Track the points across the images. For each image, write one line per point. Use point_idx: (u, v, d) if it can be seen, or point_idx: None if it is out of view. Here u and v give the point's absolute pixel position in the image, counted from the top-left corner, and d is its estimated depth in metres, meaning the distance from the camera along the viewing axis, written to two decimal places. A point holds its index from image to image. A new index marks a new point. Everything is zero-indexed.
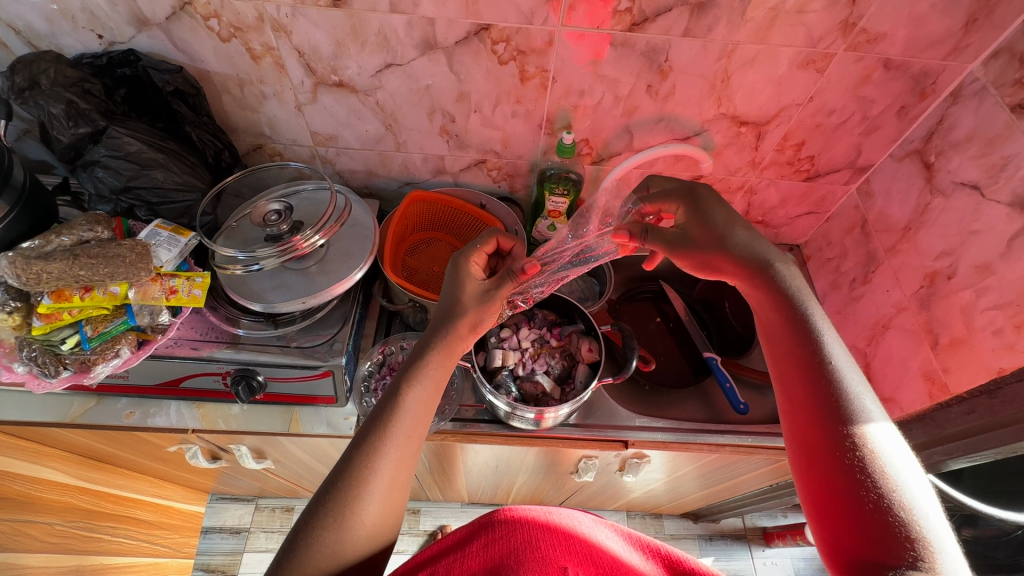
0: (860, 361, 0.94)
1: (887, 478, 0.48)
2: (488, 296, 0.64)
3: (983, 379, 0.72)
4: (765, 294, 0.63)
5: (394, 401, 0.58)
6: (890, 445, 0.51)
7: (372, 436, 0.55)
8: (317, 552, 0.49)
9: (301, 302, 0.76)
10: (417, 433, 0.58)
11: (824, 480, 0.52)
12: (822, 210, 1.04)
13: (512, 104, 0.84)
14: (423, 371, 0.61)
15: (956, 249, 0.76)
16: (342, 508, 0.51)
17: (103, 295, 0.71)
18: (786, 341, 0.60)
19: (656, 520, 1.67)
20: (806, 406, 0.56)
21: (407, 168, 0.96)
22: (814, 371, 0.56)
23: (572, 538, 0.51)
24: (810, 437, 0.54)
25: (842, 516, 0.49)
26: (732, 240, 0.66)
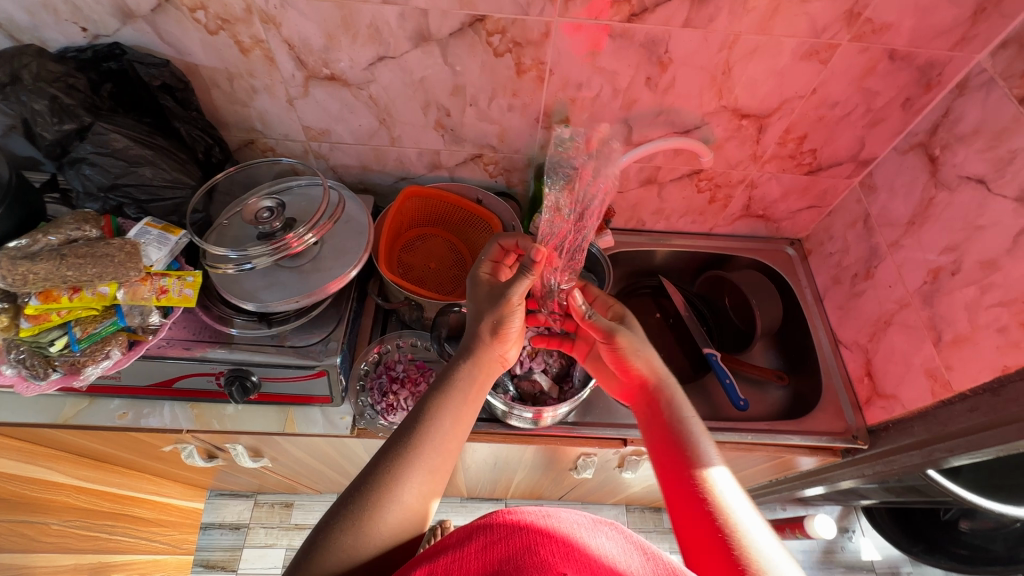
0: (861, 357, 0.93)
1: (729, 516, 0.52)
2: (506, 293, 0.65)
3: (986, 377, 0.71)
4: (648, 393, 0.66)
5: (428, 408, 0.58)
6: (746, 517, 0.52)
7: (403, 440, 0.55)
8: (336, 553, 0.48)
9: (295, 302, 0.75)
10: (454, 442, 0.58)
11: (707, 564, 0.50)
12: (824, 204, 1.02)
13: (508, 97, 0.82)
14: (455, 382, 0.61)
15: (961, 245, 0.75)
16: (365, 512, 0.50)
17: (92, 296, 0.69)
18: (663, 432, 0.62)
19: (655, 514, 1.67)
20: (687, 488, 0.55)
21: (402, 163, 0.95)
22: (667, 425, 0.62)
23: (572, 544, 0.48)
24: (688, 519, 0.54)
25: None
26: (642, 344, 0.70)
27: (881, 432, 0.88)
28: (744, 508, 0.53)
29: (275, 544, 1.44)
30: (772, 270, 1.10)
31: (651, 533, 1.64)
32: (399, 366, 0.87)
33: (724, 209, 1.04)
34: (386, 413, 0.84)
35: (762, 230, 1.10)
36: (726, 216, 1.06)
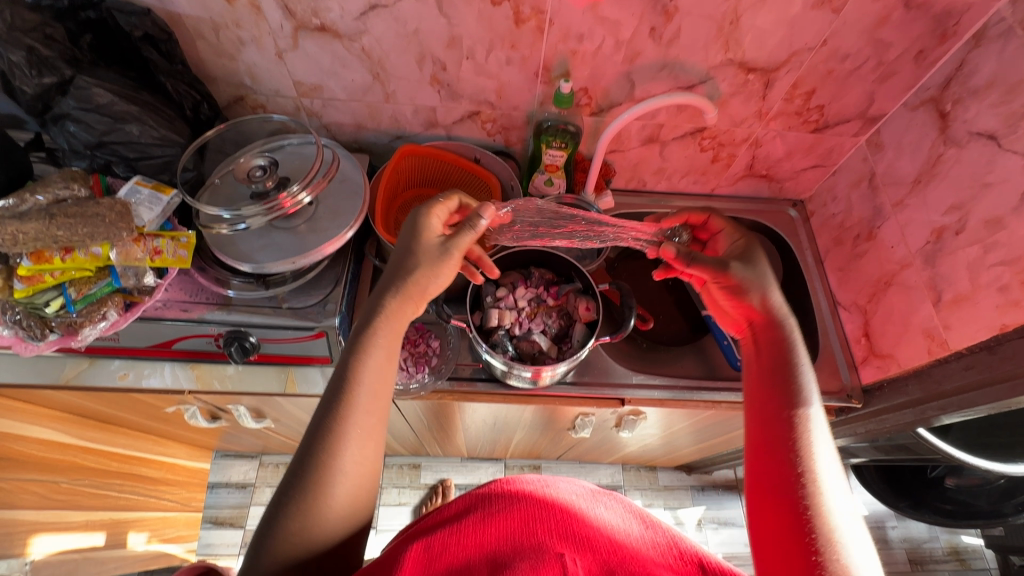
0: (859, 318, 0.93)
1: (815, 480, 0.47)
2: (446, 247, 0.62)
3: (983, 336, 0.71)
4: (764, 327, 0.59)
5: (351, 370, 0.55)
6: (830, 477, 0.47)
7: (332, 409, 0.52)
8: (284, 540, 0.47)
9: (291, 263, 0.74)
10: (377, 402, 0.55)
11: (770, 518, 0.47)
12: (829, 163, 1.00)
13: (507, 50, 0.79)
14: (376, 339, 0.57)
15: (967, 203, 0.74)
16: (309, 492, 0.49)
17: (85, 257, 0.68)
18: (773, 374, 0.55)
19: (651, 472, 1.72)
20: (770, 435, 0.51)
21: (397, 121, 0.92)
22: (781, 374, 0.55)
23: (571, 521, 0.50)
24: (763, 466, 0.50)
25: (785, 553, 0.45)
26: (765, 279, 0.62)
27: (875, 391, 0.89)
28: (829, 466, 0.48)
29: None
30: (773, 231, 1.08)
31: (646, 491, 1.68)
32: None
33: (726, 168, 1.02)
34: None
35: (765, 190, 1.08)
36: (729, 176, 1.04)
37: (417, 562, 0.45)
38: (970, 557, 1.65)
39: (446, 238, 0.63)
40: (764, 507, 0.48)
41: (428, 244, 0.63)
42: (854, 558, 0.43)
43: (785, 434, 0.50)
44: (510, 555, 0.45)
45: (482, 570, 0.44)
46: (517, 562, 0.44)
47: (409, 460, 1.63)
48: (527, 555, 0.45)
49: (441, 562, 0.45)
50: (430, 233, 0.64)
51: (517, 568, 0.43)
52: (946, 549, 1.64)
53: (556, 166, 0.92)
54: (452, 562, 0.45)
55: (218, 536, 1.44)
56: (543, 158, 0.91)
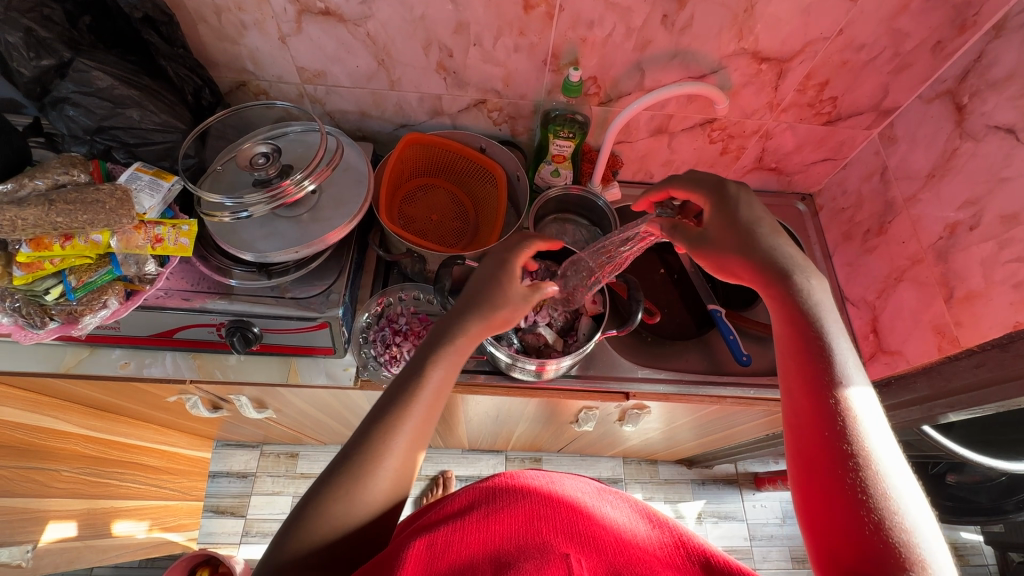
0: (868, 314, 0.92)
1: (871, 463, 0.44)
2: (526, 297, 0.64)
3: (996, 333, 0.70)
4: (777, 295, 0.55)
5: (420, 373, 0.57)
6: (886, 455, 0.45)
7: (396, 403, 0.55)
8: (325, 518, 0.48)
9: (294, 252, 0.73)
10: (437, 405, 0.57)
11: (822, 505, 0.45)
12: (840, 156, 0.99)
13: (515, 37, 0.77)
14: (448, 352, 0.59)
15: (982, 198, 0.73)
16: (358, 474, 0.50)
17: (85, 244, 0.67)
18: (804, 351, 0.51)
19: (651, 465, 1.72)
20: (811, 417, 0.49)
21: (402, 109, 0.90)
22: (813, 353, 0.51)
23: (576, 520, 0.50)
24: (809, 450, 0.48)
25: (843, 542, 0.43)
26: (760, 240, 0.58)
27: (882, 388, 0.88)
28: (884, 444, 0.46)
29: (283, 491, 1.50)
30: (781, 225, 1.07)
31: (647, 484, 1.69)
32: (402, 319, 0.86)
33: (735, 161, 1.01)
34: (389, 364, 0.84)
35: (773, 183, 1.07)
36: (738, 169, 1.03)
37: (419, 560, 0.44)
38: (968, 553, 1.67)
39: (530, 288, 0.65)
40: (815, 495, 0.46)
41: (512, 283, 0.64)
42: (925, 544, 0.41)
43: (830, 413, 0.47)
44: (515, 554, 0.44)
45: (486, 569, 0.43)
46: (522, 562, 0.43)
47: None
48: (531, 555, 0.44)
49: (444, 562, 0.44)
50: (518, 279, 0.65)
51: (523, 569, 0.42)
52: None
53: (563, 156, 0.90)
54: (455, 562, 0.44)
55: (219, 524, 1.46)
56: (550, 148, 0.89)
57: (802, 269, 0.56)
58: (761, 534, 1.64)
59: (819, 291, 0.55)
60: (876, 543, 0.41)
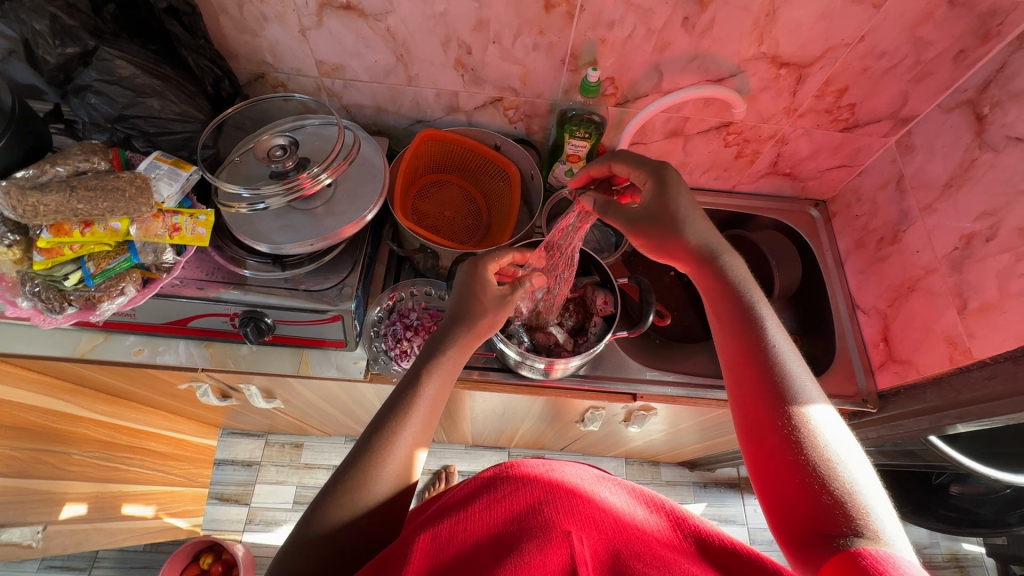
0: (879, 323, 0.92)
1: (818, 442, 0.47)
2: (506, 298, 0.66)
3: (1009, 345, 0.70)
4: (706, 273, 0.59)
5: (413, 390, 0.57)
6: (822, 414, 0.48)
7: (390, 421, 0.54)
8: (332, 527, 0.48)
9: (309, 245, 0.74)
10: (432, 419, 0.57)
11: (771, 466, 0.48)
12: (855, 163, 0.98)
13: (535, 35, 0.77)
14: (442, 363, 0.60)
15: (1000, 210, 0.73)
16: (355, 491, 0.50)
17: (103, 231, 0.68)
18: (738, 345, 0.54)
19: (653, 467, 1.72)
20: (753, 384, 0.52)
21: (418, 104, 0.91)
22: (750, 348, 0.53)
23: (573, 501, 0.50)
24: (754, 417, 0.50)
25: (794, 499, 0.45)
26: (691, 222, 0.61)
27: (891, 397, 0.88)
28: (819, 405, 0.49)
29: (286, 481, 1.51)
30: (794, 231, 1.06)
31: (648, 485, 1.69)
32: (413, 314, 0.86)
33: (750, 165, 1.00)
34: (399, 359, 0.85)
35: (787, 189, 1.06)
36: (752, 173, 1.02)
37: (426, 553, 0.44)
38: (970, 564, 1.67)
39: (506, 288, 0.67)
40: (764, 457, 0.49)
41: (486, 290, 0.66)
42: (866, 494, 0.44)
43: (768, 379, 0.51)
44: (518, 535, 0.45)
45: (489, 553, 0.44)
46: (525, 543, 0.43)
47: None
48: (534, 534, 0.45)
49: (449, 551, 0.45)
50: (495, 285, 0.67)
51: (525, 549, 0.43)
52: (945, 555, 1.68)
53: (578, 156, 0.90)
54: (459, 552, 0.44)
55: (223, 512, 1.47)
56: (565, 148, 0.89)
57: (722, 247, 0.60)
58: (761, 539, 1.64)
59: (739, 264, 0.59)
60: (825, 499, 0.44)
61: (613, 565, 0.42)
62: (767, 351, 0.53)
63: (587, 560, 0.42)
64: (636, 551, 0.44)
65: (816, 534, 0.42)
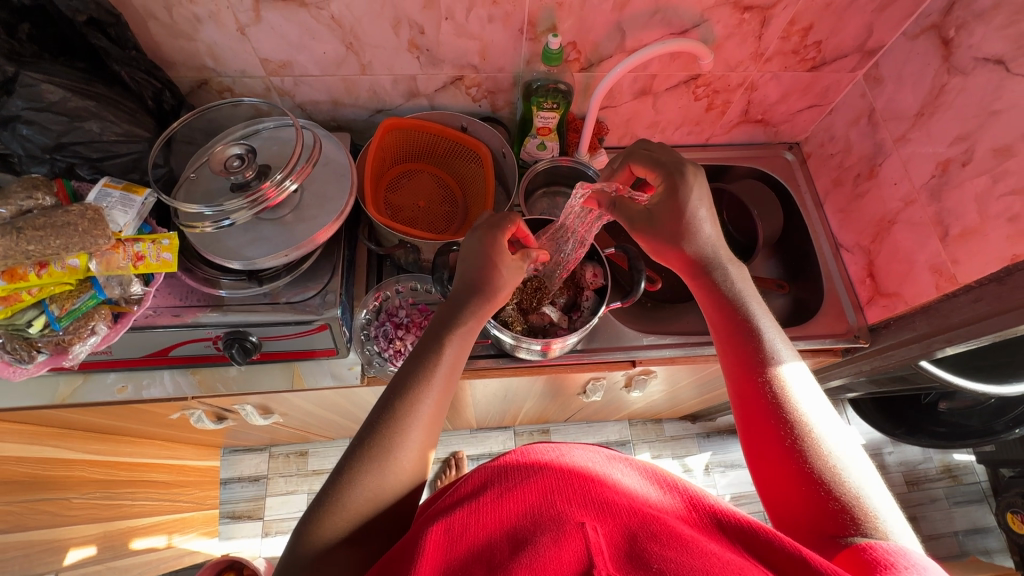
0: (863, 259, 0.93)
1: (820, 446, 0.47)
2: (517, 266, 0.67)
3: (993, 268, 0.71)
4: (704, 286, 0.60)
5: (433, 351, 0.58)
6: (822, 421, 0.49)
7: (409, 384, 0.55)
8: (357, 494, 0.49)
9: (285, 256, 0.71)
10: (449, 386, 0.57)
11: (776, 473, 0.48)
12: (825, 102, 0.97)
13: (488, 7, 0.73)
14: (460, 328, 0.60)
15: (973, 133, 0.73)
16: (378, 454, 0.50)
17: (62, 270, 0.63)
18: (739, 351, 0.55)
19: (657, 424, 1.78)
20: (753, 394, 0.52)
21: (376, 94, 0.86)
22: (750, 358, 0.54)
23: (588, 488, 0.49)
24: (755, 424, 0.51)
25: (802, 506, 0.45)
26: (693, 233, 0.61)
27: (881, 329, 0.90)
28: (818, 409, 0.50)
29: (297, 490, 1.51)
30: (771, 177, 1.06)
31: (654, 443, 1.75)
32: (401, 311, 0.84)
33: (721, 116, 0.99)
34: (394, 359, 0.83)
35: (760, 135, 1.06)
36: (724, 124, 1.01)
37: (439, 545, 0.43)
38: (961, 472, 1.79)
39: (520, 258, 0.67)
40: (767, 471, 0.49)
41: (503, 259, 0.65)
42: (873, 498, 0.44)
43: (766, 389, 0.51)
44: (531, 529, 0.44)
45: (504, 549, 0.43)
46: (539, 536, 0.43)
47: None
48: (547, 528, 0.44)
49: (462, 545, 0.44)
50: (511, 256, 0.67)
51: (540, 545, 0.42)
52: (938, 468, 1.79)
53: (548, 129, 0.87)
54: (474, 545, 0.44)
55: (237, 529, 1.46)
56: (534, 122, 0.86)
57: (721, 261, 0.61)
58: None
59: (737, 277, 0.60)
60: (831, 502, 0.44)
61: (629, 550, 0.41)
62: (767, 364, 0.53)
63: (602, 550, 0.42)
64: (653, 532, 0.43)
65: (826, 539, 0.43)
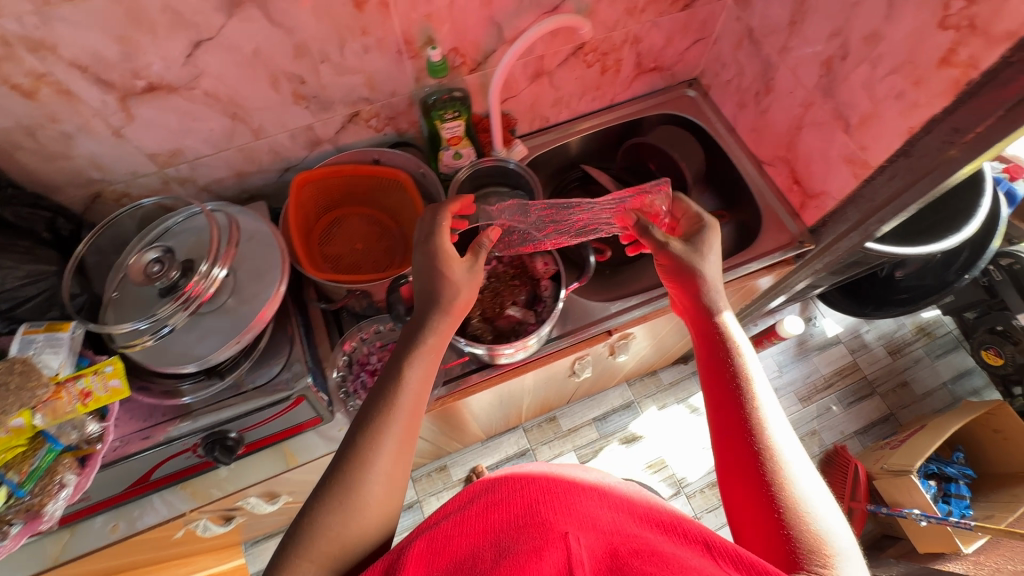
0: (785, 169, 0.97)
1: (788, 484, 0.51)
2: (473, 269, 0.66)
3: (896, 144, 0.75)
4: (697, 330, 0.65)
5: (397, 375, 0.58)
6: (798, 464, 0.53)
7: (375, 412, 0.55)
8: (322, 535, 0.48)
9: (237, 343, 0.69)
10: (416, 415, 0.57)
11: (747, 502, 0.52)
12: (707, 34, 1.01)
13: (359, 39, 0.72)
14: (420, 347, 0.60)
15: (843, 28, 0.76)
16: (343, 493, 0.50)
17: (8, 434, 0.58)
18: (723, 390, 0.59)
19: (654, 376, 1.87)
20: (733, 428, 0.56)
21: (278, 153, 0.84)
22: (732, 397, 0.58)
23: (573, 504, 0.51)
24: (731, 456, 0.55)
25: (768, 538, 0.49)
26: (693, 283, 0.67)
27: (820, 229, 0.94)
28: (788, 441, 0.54)
29: None
30: (682, 118, 1.10)
31: (656, 394, 1.84)
32: (373, 357, 0.84)
33: (617, 75, 1.01)
34: None
35: (659, 81, 1.09)
36: (623, 81, 1.04)
37: (421, 555, 0.45)
38: (933, 328, 1.92)
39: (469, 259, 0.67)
40: (741, 501, 0.53)
41: (452, 267, 0.64)
42: (836, 540, 0.48)
43: (743, 422, 0.56)
44: (515, 537, 0.45)
45: (488, 554, 0.44)
46: (522, 544, 0.44)
47: (436, 464, 1.69)
48: (531, 536, 0.45)
49: (445, 553, 0.45)
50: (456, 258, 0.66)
51: (523, 550, 0.43)
52: (912, 330, 1.92)
53: (458, 137, 0.87)
54: (458, 553, 0.45)
55: None
56: (442, 135, 0.86)
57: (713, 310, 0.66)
58: None
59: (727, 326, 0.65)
60: (793, 538, 0.48)
61: (610, 565, 0.42)
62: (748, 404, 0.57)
63: (585, 561, 0.42)
64: (634, 550, 0.44)
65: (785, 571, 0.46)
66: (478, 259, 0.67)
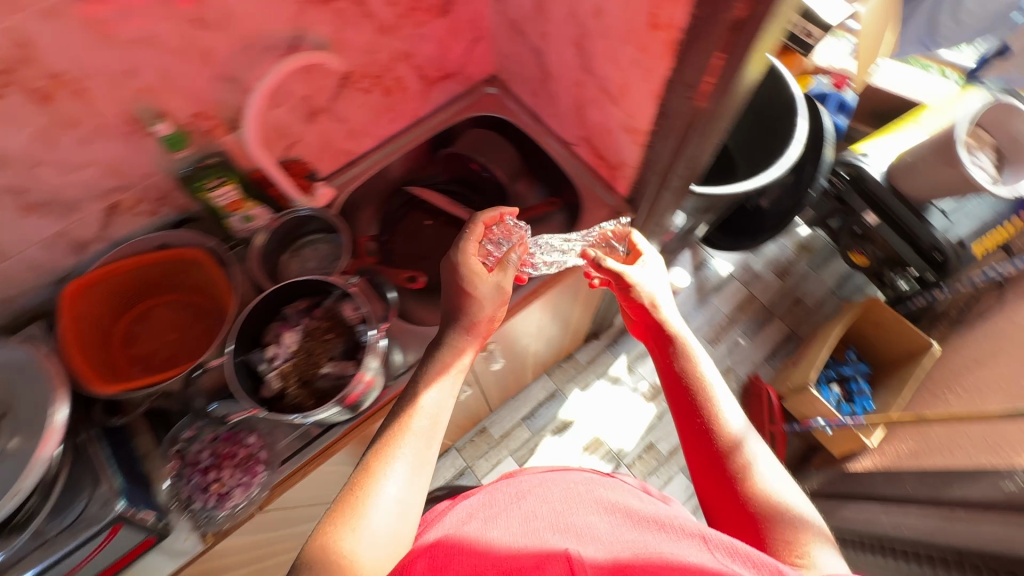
0: (588, 147, 0.98)
1: (755, 473, 0.63)
2: (498, 286, 0.71)
3: (652, 108, 0.77)
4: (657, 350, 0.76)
5: (408, 404, 0.63)
6: (760, 455, 0.65)
7: (388, 442, 0.59)
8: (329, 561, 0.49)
9: (20, 490, 0.59)
10: (428, 447, 0.61)
11: (720, 487, 0.64)
12: (481, 32, 1.00)
13: (70, 134, 0.66)
14: (433, 368, 0.66)
15: (574, 7, 0.77)
16: (352, 518, 0.53)
17: None
18: (682, 400, 0.71)
19: (571, 359, 1.89)
20: (697, 431, 0.68)
21: (39, 268, 0.77)
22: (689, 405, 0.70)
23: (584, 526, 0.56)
24: (699, 454, 0.67)
25: (745, 519, 0.61)
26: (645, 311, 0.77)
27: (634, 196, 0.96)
28: (753, 439, 0.67)
29: None
30: (487, 116, 1.09)
31: (577, 376, 1.86)
32: (205, 455, 0.79)
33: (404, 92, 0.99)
34: (222, 501, 0.77)
35: (456, 87, 1.08)
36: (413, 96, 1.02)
37: None
38: (810, 242, 2.04)
39: (497, 275, 0.72)
40: (716, 489, 0.65)
41: (477, 283, 0.70)
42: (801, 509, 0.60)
43: (700, 426, 0.68)
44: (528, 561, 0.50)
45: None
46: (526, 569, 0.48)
47: None
48: (547, 556, 0.50)
49: None
50: (482, 274, 0.72)
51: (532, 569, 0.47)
52: (793, 249, 2.03)
53: (238, 201, 0.82)
54: None
55: None
56: (216, 205, 0.80)
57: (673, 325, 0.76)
58: None
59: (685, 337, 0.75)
60: (764, 516, 0.59)
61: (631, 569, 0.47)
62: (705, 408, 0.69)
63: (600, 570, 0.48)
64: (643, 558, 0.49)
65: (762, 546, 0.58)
66: (506, 269, 0.73)
